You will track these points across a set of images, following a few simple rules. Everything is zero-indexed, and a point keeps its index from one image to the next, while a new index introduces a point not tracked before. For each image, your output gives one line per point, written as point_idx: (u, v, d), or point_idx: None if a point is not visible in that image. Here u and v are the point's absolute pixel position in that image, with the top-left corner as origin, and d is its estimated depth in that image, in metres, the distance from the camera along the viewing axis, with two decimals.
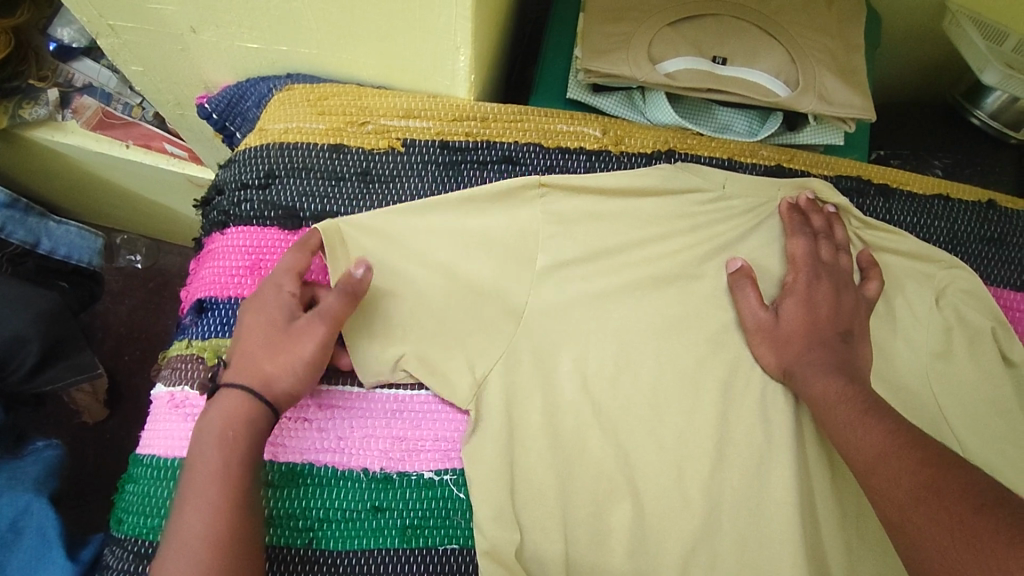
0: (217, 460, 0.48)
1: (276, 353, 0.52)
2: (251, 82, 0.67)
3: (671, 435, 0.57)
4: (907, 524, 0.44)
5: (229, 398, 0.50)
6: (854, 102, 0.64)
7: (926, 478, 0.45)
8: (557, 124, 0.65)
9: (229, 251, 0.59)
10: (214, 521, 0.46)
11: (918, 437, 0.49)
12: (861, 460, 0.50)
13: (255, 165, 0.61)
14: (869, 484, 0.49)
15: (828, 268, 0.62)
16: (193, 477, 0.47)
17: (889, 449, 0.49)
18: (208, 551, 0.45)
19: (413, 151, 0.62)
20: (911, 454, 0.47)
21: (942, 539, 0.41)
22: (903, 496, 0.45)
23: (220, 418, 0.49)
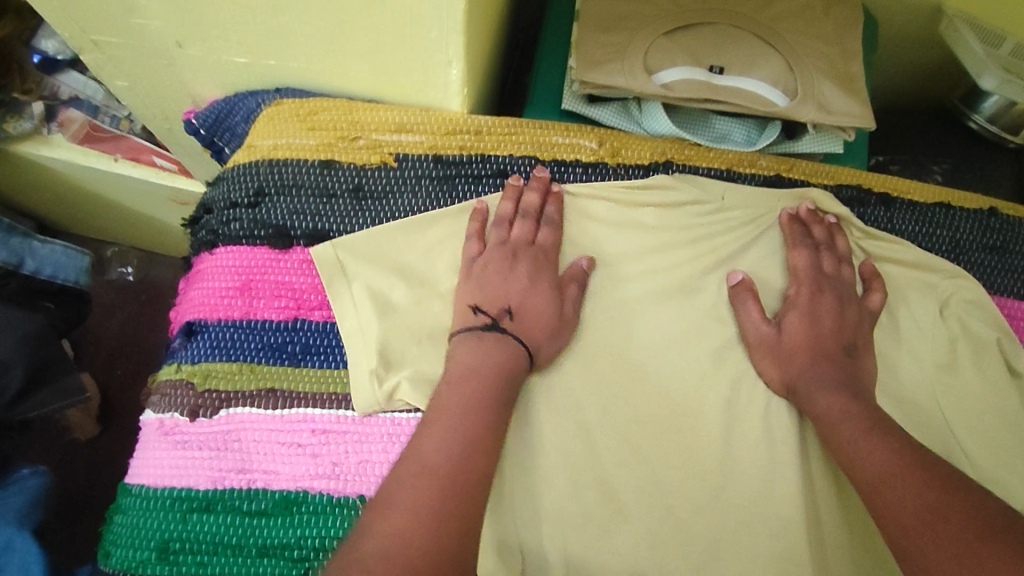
0: (466, 398, 0.49)
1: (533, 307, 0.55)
2: (239, 97, 0.65)
3: (674, 455, 0.56)
4: (910, 550, 0.44)
5: (489, 345, 0.52)
6: (853, 111, 0.63)
7: (934, 502, 0.44)
8: (553, 136, 0.64)
9: (219, 272, 0.57)
10: (464, 467, 0.44)
11: (920, 457, 0.48)
12: (869, 481, 0.49)
13: (245, 183, 0.59)
14: (873, 506, 0.48)
15: (830, 280, 0.61)
16: (444, 413, 0.47)
17: (897, 469, 0.48)
18: (444, 474, 0.43)
19: (405, 166, 0.61)
20: (916, 475, 0.47)
21: (943, 564, 0.41)
22: (908, 518, 0.45)
23: (471, 358, 0.51)
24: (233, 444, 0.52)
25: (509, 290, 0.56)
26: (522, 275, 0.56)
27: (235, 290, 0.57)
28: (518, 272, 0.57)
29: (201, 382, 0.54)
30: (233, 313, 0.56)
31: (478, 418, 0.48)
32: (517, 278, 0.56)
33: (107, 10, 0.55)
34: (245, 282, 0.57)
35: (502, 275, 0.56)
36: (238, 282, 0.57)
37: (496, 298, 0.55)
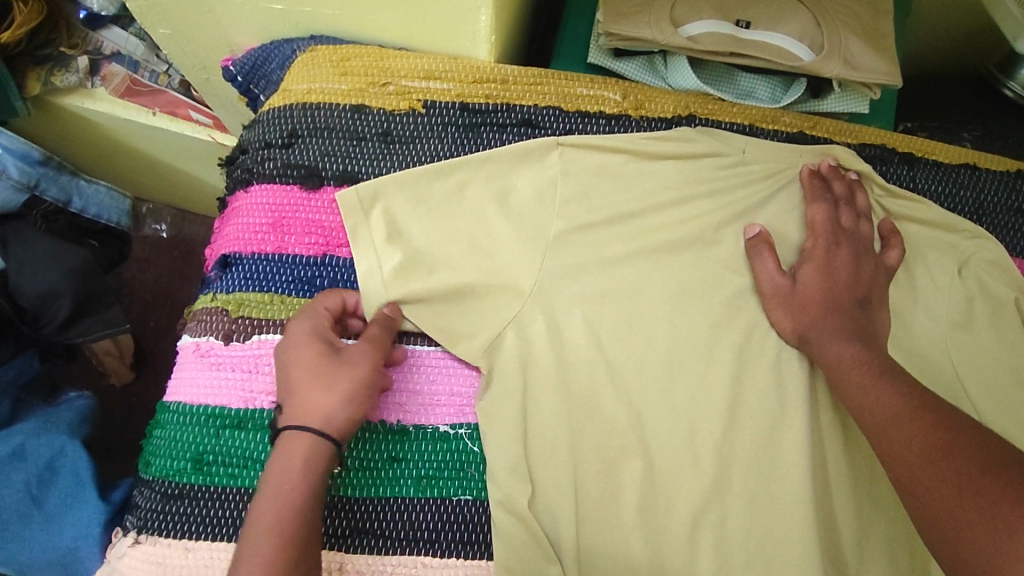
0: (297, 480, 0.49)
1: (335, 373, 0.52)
2: (275, 45, 0.68)
3: (684, 397, 0.58)
4: (916, 485, 0.44)
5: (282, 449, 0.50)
6: (879, 68, 0.63)
7: (937, 440, 0.44)
8: (577, 88, 0.66)
9: (253, 209, 0.60)
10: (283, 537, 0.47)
11: (931, 399, 0.48)
12: (874, 423, 0.50)
13: (279, 125, 0.62)
14: (881, 446, 0.48)
15: (848, 234, 0.61)
16: (270, 492, 0.49)
17: (902, 411, 0.48)
18: (270, 556, 0.46)
19: (433, 112, 0.63)
20: (923, 416, 0.47)
21: (949, 500, 0.41)
22: (913, 456, 0.45)
23: (289, 454, 0.50)
24: (263, 367, 0.56)
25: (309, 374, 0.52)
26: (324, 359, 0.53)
27: (268, 227, 0.60)
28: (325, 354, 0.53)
29: (236, 309, 0.57)
30: (266, 247, 0.59)
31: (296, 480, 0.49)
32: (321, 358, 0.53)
33: None
34: (277, 219, 0.60)
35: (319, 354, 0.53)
36: (270, 219, 0.60)
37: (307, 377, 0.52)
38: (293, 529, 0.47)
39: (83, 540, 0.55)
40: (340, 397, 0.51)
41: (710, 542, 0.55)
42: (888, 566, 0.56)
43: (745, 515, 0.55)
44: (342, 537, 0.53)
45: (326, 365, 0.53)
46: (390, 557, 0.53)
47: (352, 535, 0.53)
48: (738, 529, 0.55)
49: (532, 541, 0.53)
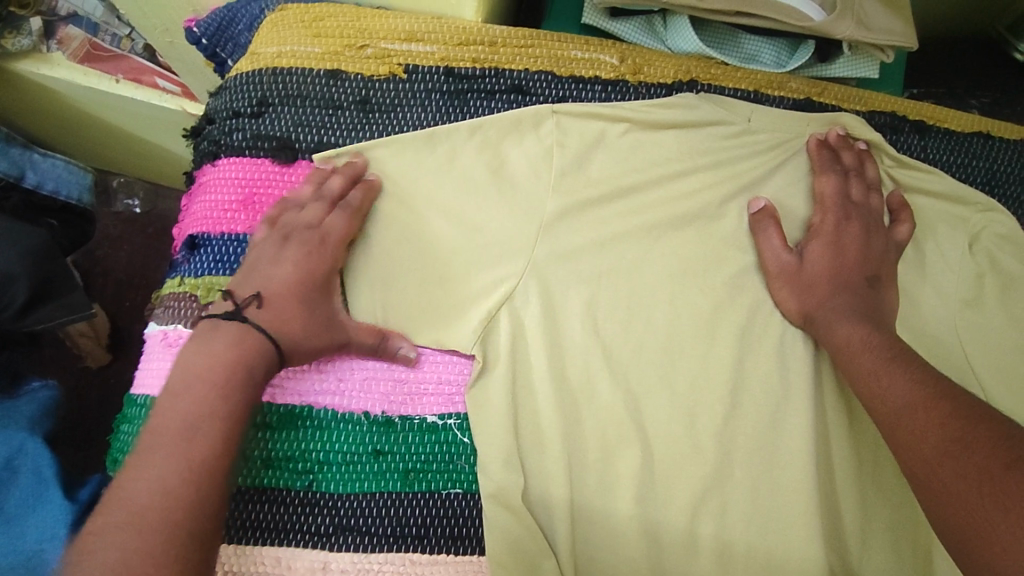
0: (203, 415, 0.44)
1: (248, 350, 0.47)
2: (242, 3, 0.62)
3: (683, 382, 0.55)
4: (931, 478, 0.41)
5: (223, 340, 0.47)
6: (895, 29, 0.59)
7: (956, 432, 0.42)
8: (571, 51, 0.61)
9: (221, 184, 0.55)
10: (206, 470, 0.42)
11: (947, 387, 0.46)
12: (886, 412, 0.47)
13: (247, 92, 0.57)
14: (894, 438, 0.45)
15: (858, 208, 0.58)
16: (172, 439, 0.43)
17: (917, 400, 0.45)
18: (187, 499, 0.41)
19: (416, 78, 0.58)
20: (940, 406, 0.44)
21: (970, 496, 0.38)
22: (929, 448, 0.42)
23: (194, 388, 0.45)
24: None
25: (282, 298, 0.50)
26: (288, 258, 0.51)
27: (238, 204, 0.55)
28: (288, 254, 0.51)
29: (206, 295, 0.53)
30: (237, 226, 0.55)
31: (162, 523, 0.40)
32: (284, 261, 0.51)
33: None
34: (248, 196, 0.55)
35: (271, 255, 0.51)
36: (240, 196, 0.55)
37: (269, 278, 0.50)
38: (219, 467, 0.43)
39: (49, 540, 0.52)
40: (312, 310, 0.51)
41: (710, 531, 0.52)
42: (893, 554, 0.54)
43: (746, 504, 0.53)
44: (324, 535, 0.50)
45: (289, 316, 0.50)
46: (376, 555, 0.50)
47: (336, 532, 0.50)
48: (739, 518, 0.53)
49: (525, 535, 0.50)
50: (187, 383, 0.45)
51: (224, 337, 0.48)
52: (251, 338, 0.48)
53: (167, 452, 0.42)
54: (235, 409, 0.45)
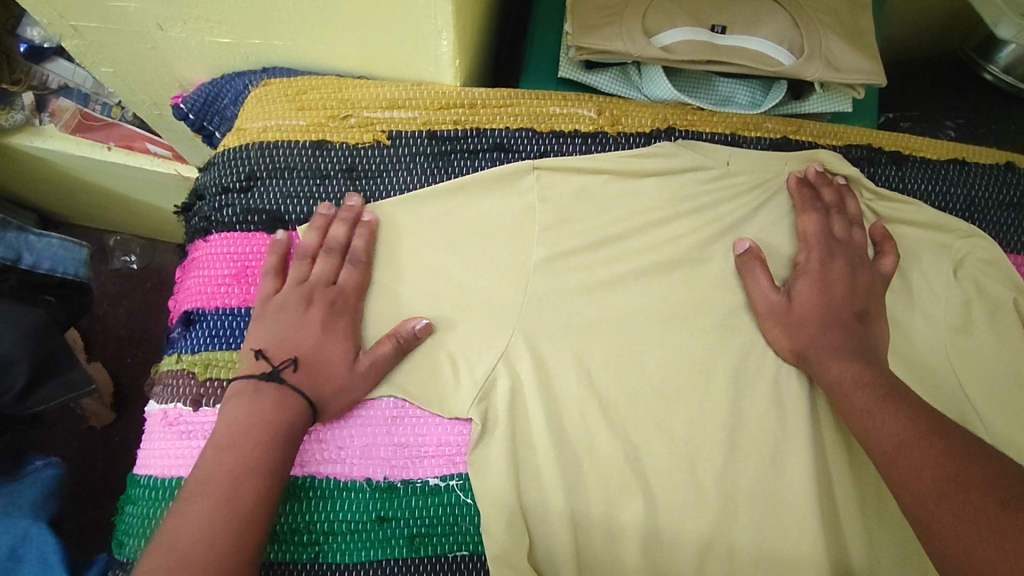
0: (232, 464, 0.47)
1: (289, 412, 0.50)
2: (226, 79, 0.64)
3: (681, 427, 0.55)
4: (927, 518, 0.42)
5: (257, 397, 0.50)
6: (862, 66, 0.61)
7: (950, 472, 0.42)
8: (550, 107, 0.62)
9: (214, 260, 0.56)
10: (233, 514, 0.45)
11: (938, 423, 0.46)
12: (880, 452, 0.47)
13: (235, 167, 0.58)
14: (889, 476, 0.46)
15: (842, 244, 0.59)
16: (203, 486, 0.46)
17: (909, 439, 0.46)
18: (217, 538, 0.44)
19: (399, 143, 0.59)
20: (933, 443, 0.45)
21: (970, 536, 0.39)
22: (925, 488, 0.43)
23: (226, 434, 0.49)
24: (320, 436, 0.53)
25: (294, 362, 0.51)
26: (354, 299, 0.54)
27: (230, 277, 0.56)
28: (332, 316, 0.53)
29: (203, 371, 0.53)
30: (231, 300, 0.55)
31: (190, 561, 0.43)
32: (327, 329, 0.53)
33: None
34: (240, 269, 0.56)
35: (314, 322, 0.53)
36: (233, 270, 0.56)
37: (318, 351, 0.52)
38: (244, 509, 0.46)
39: None
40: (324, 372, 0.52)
41: None
42: None
43: (752, 549, 0.53)
44: None
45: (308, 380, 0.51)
46: None
47: None
48: (746, 563, 0.53)
49: None
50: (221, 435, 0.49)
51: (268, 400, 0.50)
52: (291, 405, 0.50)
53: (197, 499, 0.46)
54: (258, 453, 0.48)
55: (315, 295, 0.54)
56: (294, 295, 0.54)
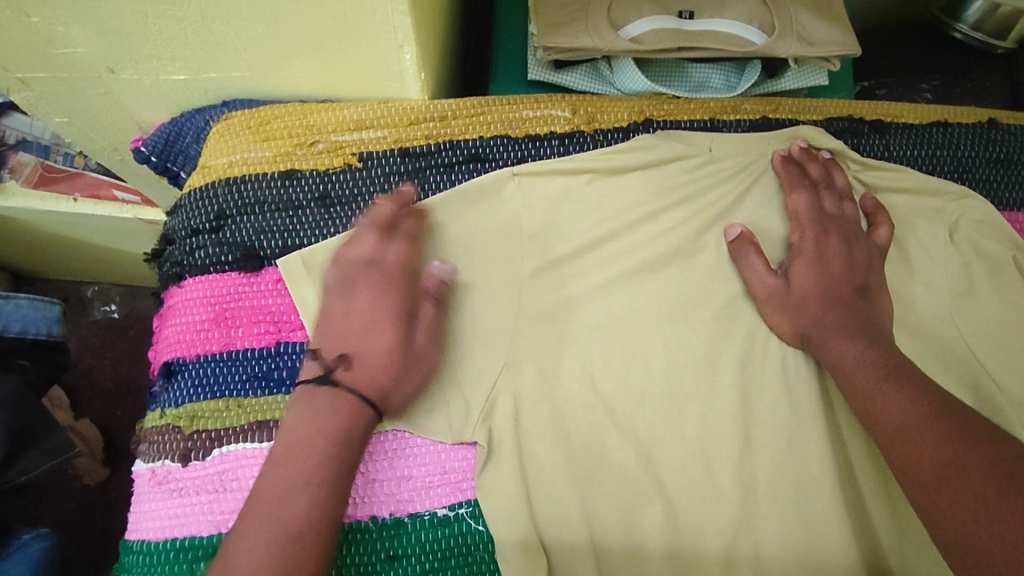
0: (293, 462, 0.45)
1: (349, 418, 0.47)
2: (186, 117, 0.61)
3: (691, 426, 0.53)
4: (927, 501, 0.42)
5: (316, 412, 0.47)
6: (836, 38, 0.60)
7: (952, 457, 0.41)
8: (523, 111, 0.61)
9: (190, 306, 0.53)
10: (305, 512, 0.43)
11: (942, 402, 0.45)
12: (883, 431, 0.46)
13: (204, 207, 0.56)
14: (889, 456, 0.45)
15: (834, 220, 0.57)
16: (265, 494, 0.44)
17: (912, 420, 0.45)
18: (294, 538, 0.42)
19: (372, 165, 0.57)
20: (935, 425, 0.44)
21: (968, 529, 0.39)
22: (925, 474, 0.42)
23: (293, 434, 0.46)
24: None
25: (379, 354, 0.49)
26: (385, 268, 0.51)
27: (210, 322, 0.53)
28: (360, 303, 0.50)
29: (188, 424, 0.50)
30: (211, 346, 0.52)
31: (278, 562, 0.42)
32: (351, 313, 0.50)
33: (25, 40, 0.51)
34: (219, 312, 0.53)
35: (340, 314, 0.50)
36: (211, 313, 0.53)
37: (341, 342, 0.49)
38: (314, 507, 0.44)
39: None
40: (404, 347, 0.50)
41: None
42: None
43: (780, 546, 0.51)
44: None
45: (384, 366, 0.49)
46: None
47: None
48: (775, 560, 0.51)
49: None
50: (282, 441, 0.46)
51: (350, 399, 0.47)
52: (349, 405, 0.47)
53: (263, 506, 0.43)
54: (315, 454, 0.45)
55: (367, 278, 0.51)
56: (337, 280, 0.51)
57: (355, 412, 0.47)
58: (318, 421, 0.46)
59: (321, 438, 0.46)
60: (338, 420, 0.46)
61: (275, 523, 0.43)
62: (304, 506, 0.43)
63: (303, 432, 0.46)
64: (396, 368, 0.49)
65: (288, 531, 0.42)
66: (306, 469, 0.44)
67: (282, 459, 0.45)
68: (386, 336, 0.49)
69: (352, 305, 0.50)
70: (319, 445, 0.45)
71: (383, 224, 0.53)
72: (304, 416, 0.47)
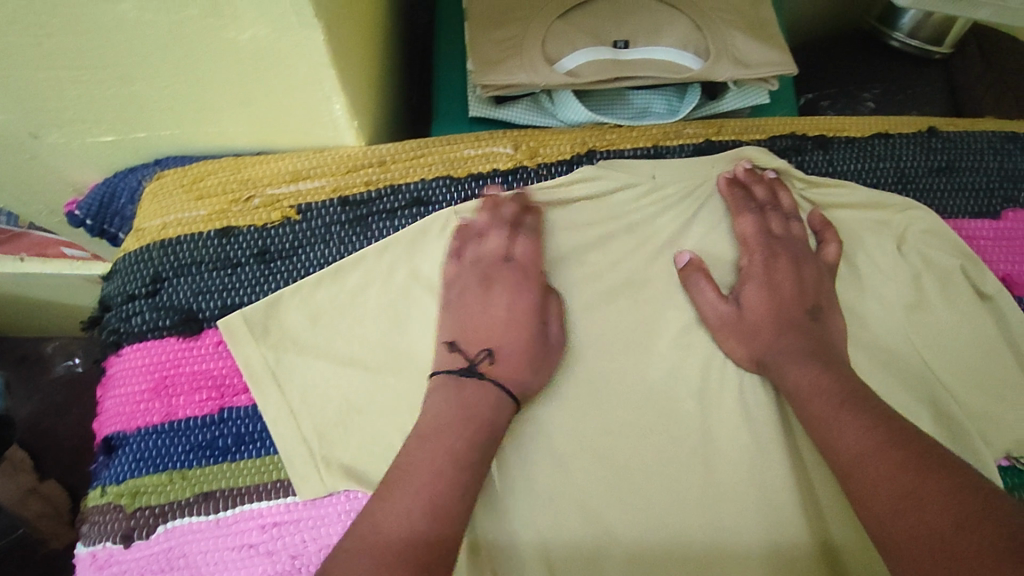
0: (428, 442, 0.45)
1: (491, 399, 0.48)
2: (120, 176, 0.59)
3: (652, 462, 0.52)
4: (882, 531, 0.42)
5: (464, 392, 0.48)
6: (772, 59, 0.60)
7: (908, 488, 0.41)
8: (463, 150, 0.60)
9: (130, 375, 0.52)
10: (449, 483, 0.43)
11: (899, 431, 0.45)
12: (839, 460, 0.46)
13: (139, 271, 0.54)
14: (846, 487, 0.45)
15: (781, 242, 0.57)
16: (400, 468, 0.44)
17: (867, 450, 0.45)
18: (429, 511, 0.42)
19: (311, 216, 0.56)
20: (890, 454, 0.44)
21: (923, 562, 0.38)
22: (881, 505, 0.42)
23: (433, 408, 0.47)
24: (269, 548, 0.47)
25: (506, 350, 0.51)
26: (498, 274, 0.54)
27: (150, 391, 0.51)
28: (493, 297, 0.52)
29: (131, 501, 0.49)
30: (152, 417, 0.50)
31: (429, 536, 0.41)
32: (494, 306, 0.52)
33: None
34: (159, 381, 0.51)
35: (475, 305, 0.52)
36: (151, 382, 0.51)
37: (482, 333, 0.51)
38: (468, 478, 0.44)
39: None
40: (527, 351, 0.51)
41: None
42: None
43: None
44: None
45: (508, 362, 0.50)
46: None
47: None
48: None
49: None
50: (427, 420, 0.47)
51: (473, 390, 0.48)
52: (494, 396, 0.48)
53: (417, 479, 0.43)
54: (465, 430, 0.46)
55: (504, 274, 0.53)
56: (472, 276, 0.53)
57: (496, 399, 0.48)
58: (474, 397, 0.48)
59: (462, 414, 0.47)
60: (482, 396, 0.48)
61: (411, 498, 0.42)
62: (441, 478, 0.43)
63: (436, 407, 0.47)
64: (513, 364, 0.50)
65: (430, 506, 0.42)
66: (458, 440, 0.45)
67: (425, 437, 0.46)
68: (520, 333, 0.51)
69: (472, 300, 0.53)
70: (472, 422, 0.47)
71: (509, 222, 0.55)
72: (464, 390, 0.48)
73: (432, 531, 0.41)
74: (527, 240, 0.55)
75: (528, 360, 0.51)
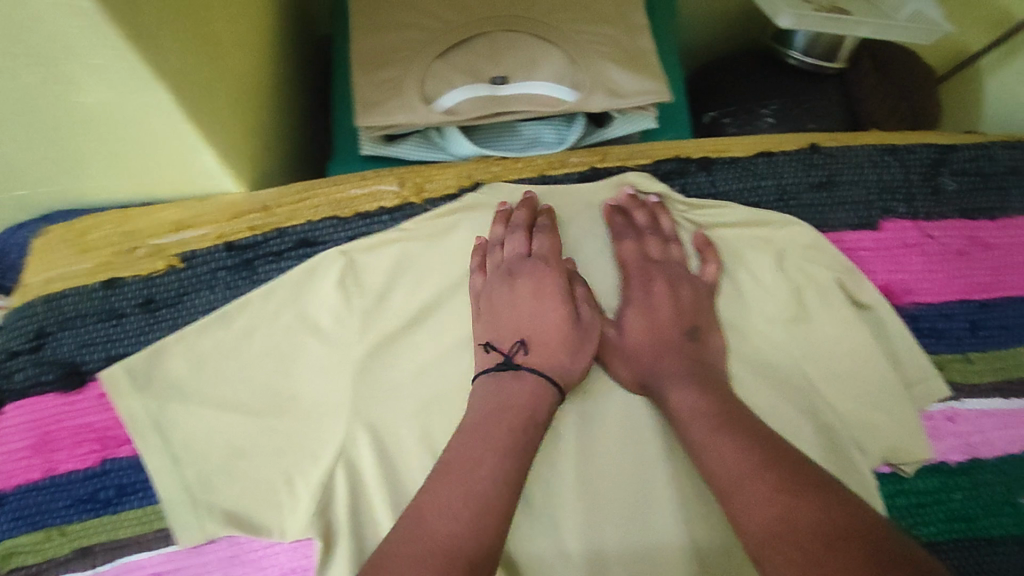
0: (473, 435, 0.47)
1: (538, 391, 0.51)
2: (9, 233, 0.60)
3: (536, 489, 0.53)
4: (761, 555, 0.41)
5: (514, 383, 0.51)
6: (645, 87, 0.62)
7: (784, 510, 0.42)
8: (350, 190, 0.61)
9: (9, 433, 0.52)
10: (499, 477, 0.44)
11: (773, 451, 0.46)
12: (721, 482, 0.46)
13: (23, 327, 0.54)
14: (727, 509, 0.45)
15: (659, 266, 0.59)
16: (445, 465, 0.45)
17: (746, 472, 0.45)
18: (469, 504, 0.42)
19: (197, 263, 0.57)
20: (768, 476, 0.44)
21: None
22: (759, 528, 0.42)
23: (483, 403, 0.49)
24: None
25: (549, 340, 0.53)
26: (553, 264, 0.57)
27: (30, 448, 0.52)
28: (522, 291, 0.55)
29: (7, 561, 0.50)
30: (33, 474, 0.51)
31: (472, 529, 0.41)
32: (524, 301, 0.55)
33: None
34: (40, 437, 0.52)
35: (512, 301, 0.55)
36: (32, 439, 0.52)
37: (526, 326, 0.54)
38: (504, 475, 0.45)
39: None
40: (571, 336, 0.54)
41: None
42: None
43: None
44: None
45: (545, 350, 0.53)
46: None
47: None
48: None
49: None
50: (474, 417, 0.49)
51: (513, 383, 0.51)
52: (532, 385, 0.51)
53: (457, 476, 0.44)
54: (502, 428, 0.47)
55: (527, 272, 0.56)
56: (497, 279, 0.56)
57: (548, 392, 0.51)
58: (524, 391, 0.50)
59: (502, 412, 0.48)
60: (532, 390, 0.50)
61: (458, 493, 0.43)
62: (485, 473, 0.44)
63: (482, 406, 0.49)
64: (551, 353, 0.53)
65: (476, 498, 0.43)
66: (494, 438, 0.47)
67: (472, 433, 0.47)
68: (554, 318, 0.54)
69: (501, 296, 0.55)
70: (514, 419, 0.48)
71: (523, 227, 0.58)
72: (517, 384, 0.51)
73: (479, 526, 0.42)
74: (543, 237, 0.58)
75: (565, 350, 0.53)
